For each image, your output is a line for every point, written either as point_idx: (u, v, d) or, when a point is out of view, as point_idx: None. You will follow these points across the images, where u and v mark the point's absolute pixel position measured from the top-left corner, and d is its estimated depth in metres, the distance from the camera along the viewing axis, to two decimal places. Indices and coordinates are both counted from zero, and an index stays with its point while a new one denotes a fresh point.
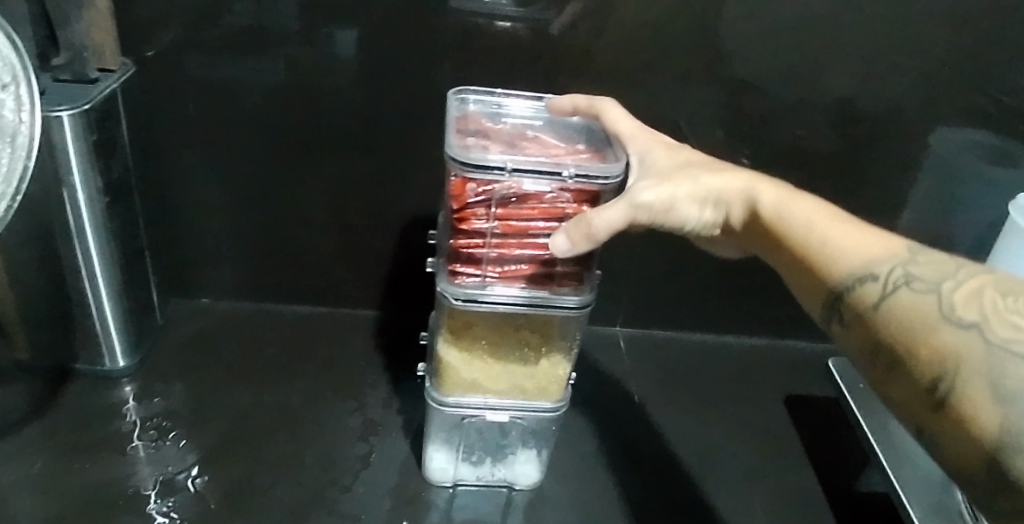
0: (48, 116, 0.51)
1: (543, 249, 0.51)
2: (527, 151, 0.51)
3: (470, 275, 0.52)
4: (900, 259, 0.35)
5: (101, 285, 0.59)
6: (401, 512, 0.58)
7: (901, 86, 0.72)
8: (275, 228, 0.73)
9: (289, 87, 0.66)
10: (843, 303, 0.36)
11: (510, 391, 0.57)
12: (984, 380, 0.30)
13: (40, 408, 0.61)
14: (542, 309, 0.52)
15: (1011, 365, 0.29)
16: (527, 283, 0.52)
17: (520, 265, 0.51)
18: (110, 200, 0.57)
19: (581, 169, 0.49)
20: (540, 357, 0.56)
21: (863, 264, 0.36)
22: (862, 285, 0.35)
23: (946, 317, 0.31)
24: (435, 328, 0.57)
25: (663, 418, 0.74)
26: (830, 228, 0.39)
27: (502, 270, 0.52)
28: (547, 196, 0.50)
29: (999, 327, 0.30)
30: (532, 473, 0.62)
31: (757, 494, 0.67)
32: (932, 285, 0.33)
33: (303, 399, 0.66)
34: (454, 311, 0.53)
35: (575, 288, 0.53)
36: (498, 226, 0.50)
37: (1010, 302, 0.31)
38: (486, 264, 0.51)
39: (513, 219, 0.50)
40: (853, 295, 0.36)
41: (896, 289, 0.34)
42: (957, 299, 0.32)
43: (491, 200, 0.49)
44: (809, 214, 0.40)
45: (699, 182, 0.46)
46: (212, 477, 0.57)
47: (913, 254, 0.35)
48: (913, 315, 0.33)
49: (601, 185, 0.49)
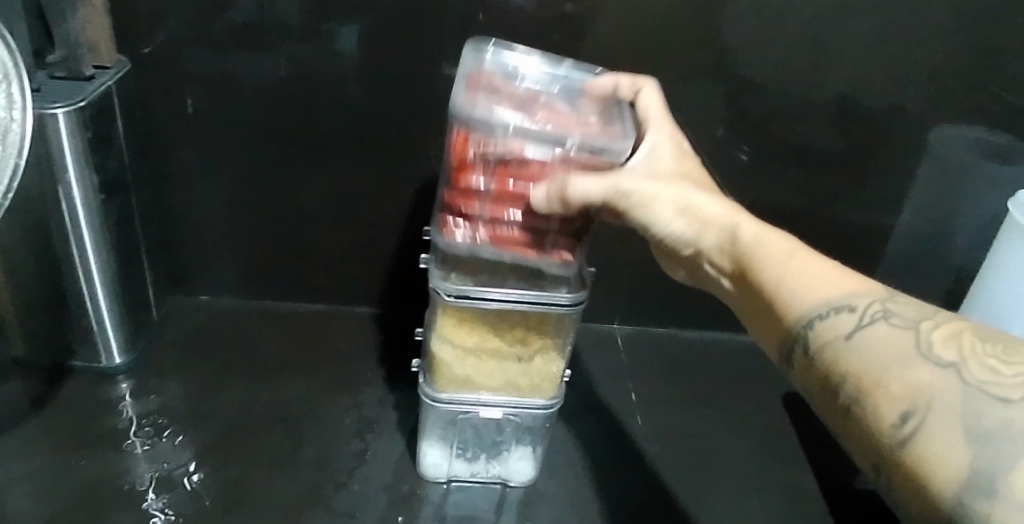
0: (43, 114, 0.51)
1: (537, 217, 0.50)
2: (535, 114, 0.49)
3: (461, 231, 0.51)
4: (878, 297, 0.36)
5: (97, 283, 0.59)
6: (397, 508, 0.58)
7: (899, 83, 0.72)
8: (273, 225, 0.73)
9: (286, 85, 0.66)
10: (812, 340, 0.36)
11: (504, 388, 0.57)
12: (956, 421, 0.30)
13: (37, 405, 0.61)
14: (534, 306, 0.53)
15: (983, 405, 0.30)
16: (511, 251, 0.51)
17: (512, 230, 0.50)
18: (106, 197, 0.57)
19: (585, 143, 0.48)
20: (534, 353, 0.55)
21: (839, 295, 0.37)
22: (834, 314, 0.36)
23: (924, 354, 0.32)
24: (429, 324, 0.57)
25: (659, 415, 0.74)
26: (805, 266, 0.39)
27: (494, 232, 0.50)
28: (548, 166, 0.48)
29: (975, 369, 0.32)
30: (526, 470, 0.62)
31: (753, 492, 0.66)
32: (910, 324, 0.34)
33: (300, 396, 0.67)
34: (447, 307, 0.53)
35: (562, 261, 0.52)
36: (496, 187, 0.49)
37: (991, 349, 0.33)
38: (479, 223, 0.50)
39: (511, 184, 0.48)
40: (823, 326, 0.36)
41: (873, 321, 0.35)
42: (935, 338, 0.33)
43: (491, 161, 0.47)
44: (789, 249, 0.40)
45: (684, 194, 0.45)
46: (208, 474, 0.58)
47: (892, 296, 0.36)
48: (890, 350, 0.33)
49: (606, 161, 0.49)
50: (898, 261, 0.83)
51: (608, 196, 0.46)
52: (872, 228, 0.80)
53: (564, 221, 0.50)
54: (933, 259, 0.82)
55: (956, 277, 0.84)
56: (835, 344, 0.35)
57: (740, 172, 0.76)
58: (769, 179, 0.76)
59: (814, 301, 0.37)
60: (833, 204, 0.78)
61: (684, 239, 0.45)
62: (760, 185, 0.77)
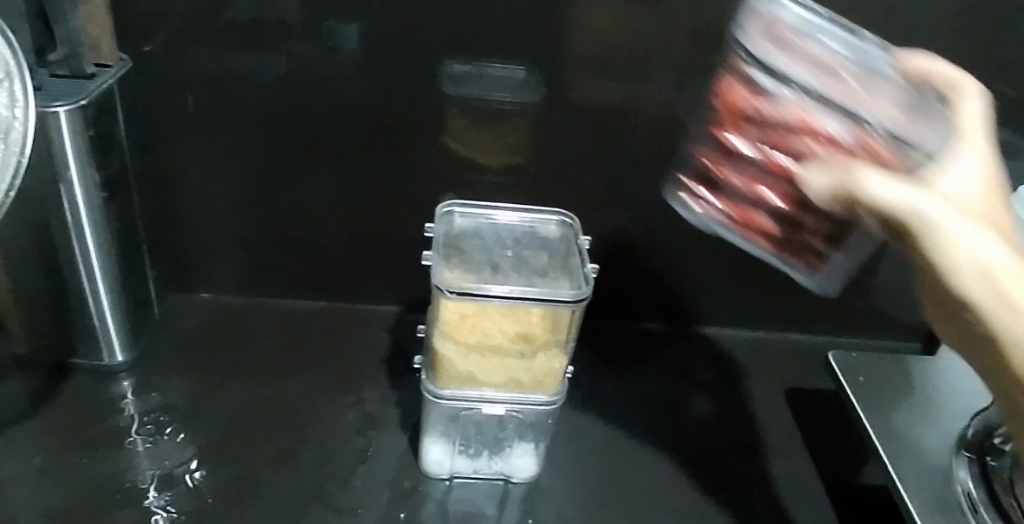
0: (45, 112, 0.51)
1: (772, 200, 0.39)
2: (829, 50, 0.36)
3: (706, 196, 0.42)
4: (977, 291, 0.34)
5: (98, 280, 0.59)
6: (399, 504, 0.58)
7: None
8: (275, 222, 0.73)
9: (288, 82, 0.66)
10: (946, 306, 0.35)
11: (506, 385, 0.57)
12: None
13: (38, 403, 0.61)
14: (536, 303, 0.53)
15: None
16: (753, 240, 0.41)
17: (733, 203, 0.40)
18: (107, 195, 0.57)
19: (893, 127, 0.35)
20: (536, 351, 0.55)
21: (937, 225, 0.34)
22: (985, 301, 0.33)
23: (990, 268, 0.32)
24: (430, 321, 0.57)
25: (660, 411, 0.74)
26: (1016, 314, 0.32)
27: (726, 203, 0.41)
28: (829, 134, 0.35)
29: None
30: (529, 468, 0.62)
31: (755, 488, 0.66)
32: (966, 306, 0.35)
33: (301, 393, 0.67)
34: (450, 305, 0.53)
35: (811, 264, 0.42)
36: (763, 148, 0.37)
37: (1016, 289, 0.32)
38: (722, 189, 0.41)
39: (781, 152, 0.37)
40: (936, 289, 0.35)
41: None
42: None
43: (762, 118, 0.37)
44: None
45: (977, 245, 0.31)
46: (210, 471, 0.58)
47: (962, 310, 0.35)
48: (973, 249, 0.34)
49: (907, 154, 0.35)
50: None
51: (906, 217, 0.31)
52: None
53: (835, 230, 0.39)
54: None
55: None
56: None
57: None
58: None
59: None
60: None
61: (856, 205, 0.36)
62: None
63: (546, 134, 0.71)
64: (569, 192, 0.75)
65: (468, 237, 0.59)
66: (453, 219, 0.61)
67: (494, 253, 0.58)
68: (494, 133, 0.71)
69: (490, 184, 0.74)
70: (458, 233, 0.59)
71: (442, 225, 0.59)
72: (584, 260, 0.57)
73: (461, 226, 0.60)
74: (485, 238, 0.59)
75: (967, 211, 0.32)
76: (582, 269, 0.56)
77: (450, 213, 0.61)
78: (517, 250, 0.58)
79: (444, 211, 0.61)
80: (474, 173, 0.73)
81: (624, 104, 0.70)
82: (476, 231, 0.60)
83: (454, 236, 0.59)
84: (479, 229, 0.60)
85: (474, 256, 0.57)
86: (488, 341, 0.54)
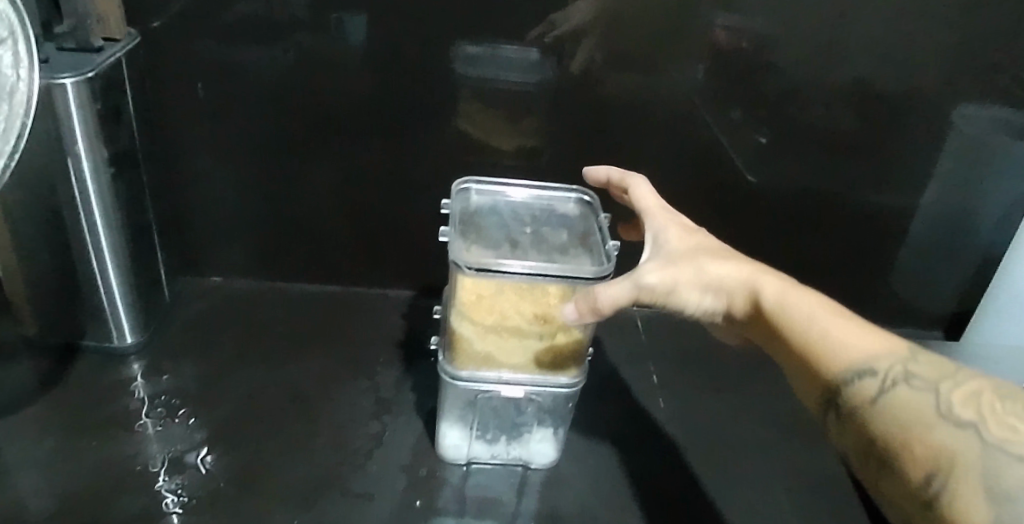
0: (51, 83, 0.50)
1: None
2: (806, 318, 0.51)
3: None
4: (898, 357, 0.41)
5: (107, 261, 0.58)
6: (415, 490, 0.56)
7: (924, 63, 0.70)
8: (286, 205, 0.72)
9: (296, 62, 0.65)
10: (842, 395, 0.41)
11: (525, 366, 0.55)
12: (952, 448, 0.36)
13: (47, 386, 0.60)
14: (555, 280, 0.51)
15: (996, 457, 0.35)
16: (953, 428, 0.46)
17: None
18: (115, 171, 0.56)
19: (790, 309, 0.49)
20: (556, 331, 0.53)
21: (863, 358, 0.42)
22: (859, 379, 0.41)
23: (944, 416, 0.37)
24: (447, 301, 0.55)
25: (679, 398, 0.72)
26: (828, 320, 0.44)
27: None
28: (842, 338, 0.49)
29: (997, 429, 0.36)
30: (548, 453, 0.60)
31: (782, 477, 0.64)
32: (928, 385, 0.39)
33: (313, 377, 0.65)
34: (466, 283, 0.52)
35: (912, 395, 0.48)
36: None
37: (1004, 408, 0.37)
38: None
39: None
40: (853, 389, 0.41)
41: (894, 385, 0.40)
42: (953, 399, 0.38)
43: None
44: (810, 307, 0.45)
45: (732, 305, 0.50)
46: (221, 456, 0.56)
47: (909, 355, 0.41)
48: (913, 412, 0.38)
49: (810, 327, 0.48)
50: (920, 244, 0.81)
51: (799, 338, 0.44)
52: (894, 209, 0.78)
53: None
54: (955, 243, 0.80)
55: (980, 262, 0.82)
56: (863, 407, 0.40)
57: (762, 150, 0.74)
58: (790, 160, 0.75)
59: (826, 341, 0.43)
60: (858, 183, 0.76)
61: (715, 309, 0.51)
62: (782, 164, 0.75)
63: (563, 116, 0.70)
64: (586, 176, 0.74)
65: (485, 214, 0.57)
66: (469, 196, 0.59)
67: (512, 230, 0.56)
68: (509, 113, 0.69)
69: (505, 169, 0.72)
70: (475, 210, 0.58)
71: (459, 202, 0.58)
72: (604, 237, 0.56)
73: (478, 203, 0.58)
74: (502, 215, 0.57)
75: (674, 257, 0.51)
76: (603, 246, 0.55)
77: (466, 190, 0.59)
78: (535, 227, 0.57)
79: (460, 188, 0.59)
80: (489, 158, 0.71)
81: (639, 86, 0.69)
82: (493, 208, 0.58)
83: (470, 213, 0.57)
84: (496, 206, 0.58)
85: (491, 233, 0.55)
86: (505, 322, 0.53)
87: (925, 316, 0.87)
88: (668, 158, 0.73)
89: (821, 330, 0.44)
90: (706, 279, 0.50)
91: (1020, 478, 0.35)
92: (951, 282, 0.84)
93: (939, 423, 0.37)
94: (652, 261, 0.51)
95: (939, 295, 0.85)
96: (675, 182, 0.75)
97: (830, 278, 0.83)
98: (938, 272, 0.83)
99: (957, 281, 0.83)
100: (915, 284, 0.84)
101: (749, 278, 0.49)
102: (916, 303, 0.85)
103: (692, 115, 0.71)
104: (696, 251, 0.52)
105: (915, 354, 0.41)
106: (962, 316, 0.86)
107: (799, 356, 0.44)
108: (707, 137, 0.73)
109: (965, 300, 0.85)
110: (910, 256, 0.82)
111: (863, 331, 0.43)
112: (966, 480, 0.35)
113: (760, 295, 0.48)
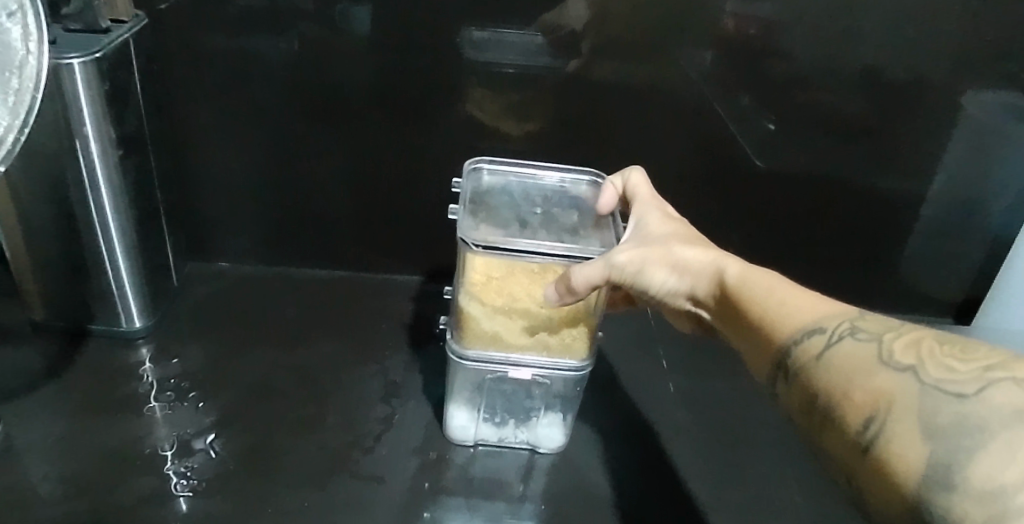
0: (58, 63, 0.50)
1: None
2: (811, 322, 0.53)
3: None
4: (847, 315, 0.39)
5: (114, 243, 0.58)
6: (425, 473, 0.56)
7: (936, 45, 0.69)
8: (293, 189, 0.72)
9: (302, 46, 0.64)
10: (790, 357, 0.39)
11: (533, 347, 0.54)
12: (914, 416, 0.33)
13: (56, 369, 0.60)
14: (564, 262, 0.51)
15: (940, 400, 0.32)
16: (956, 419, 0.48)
17: None
18: (124, 152, 0.56)
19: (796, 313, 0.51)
20: (564, 311, 0.53)
21: (812, 319, 0.39)
22: (808, 337, 0.39)
23: (885, 362, 0.35)
24: (456, 282, 0.55)
25: (688, 381, 0.72)
26: (787, 293, 0.42)
27: None
28: None
29: (934, 369, 0.33)
30: (557, 438, 0.59)
31: (792, 462, 0.64)
32: (874, 337, 0.37)
33: (321, 361, 0.65)
34: (476, 262, 0.51)
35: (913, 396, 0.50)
36: None
37: (949, 349, 0.34)
38: None
39: None
40: (800, 349, 0.39)
41: (841, 338, 0.37)
42: (895, 345, 0.35)
43: None
44: (768, 281, 0.43)
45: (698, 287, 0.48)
46: (229, 439, 0.56)
47: (860, 313, 0.39)
48: (856, 363, 0.36)
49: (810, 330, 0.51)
50: (930, 230, 0.80)
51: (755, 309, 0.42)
52: (905, 194, 0.77)
53: None
54: (965, 229, 0.80)
55: (991, 247, 0.81)
56: (809, 365, 0.38)
57: (773, 135, 0.73)
58: (800, 144, 0.74)
59: (780, 309, 0.41)
60: (869, 168, 0.75)
61: (681, 290, 0.49)
62: (792, 149, 0.74)
63: (572, 100, 0.69)
64: (595, 160, 0.73)
65: (497, 194, 0.57)
66: (482, 175, 0.58)
67: (522, 210, 0.56)
68: (517, 98, 0.69)
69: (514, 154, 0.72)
70: (487, 189, 0.57)
71: (470, 182, 0.57)
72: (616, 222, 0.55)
73: (490, 183, 0.58)
74: (514, 195, 0.57)
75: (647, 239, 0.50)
76: (615, 231, 0.54)
77: (478, 170, 0.59)
78: (546, 208, 0.56)
79: (472, 168, 0.59)
80: (496, 144, 0.71)
81: (647, 69, 0.68)
82: (505, 188, 0.58)
83: (482, 192, 0.56)
84: (508, 187, 0.58)
85: (502, 212, 0.55)
86: (515, 304, 0.52)
87: (935, 302, 0.86)
88: (677, 142, 0.73)
89: (777, 300, 0.42)
90: (670, 254, 0.49)
91: (956, 412, 0.32)
92: (963, 268, 0.83)
93: (882, 371, 0.35)
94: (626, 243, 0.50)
95: (949, 280, 0.84)
96: (683, 166, 0.74)
97: (840, 263, 0.83)
98: (948, 257, 0.82)
99: (968, 267, 0.83)
100: (925, 269, 0.83)
101: (716, 259, 0.47)
102: (926, 288, 0.85)
103: (701, 98, 0.70)
104: (673, 235, 0.51)
105: (867, 315, 0.39)
106: (972, 302, 0.86)
107: (751, 326, 0.42)
108: (717, 121, 0.72)
109: (977, 286, 0.84)
110: (920, 242, 0.81)
111: (820, 299, 0.41)
112: (905, 420, 0.33)
113: (724, 274, 0.46)
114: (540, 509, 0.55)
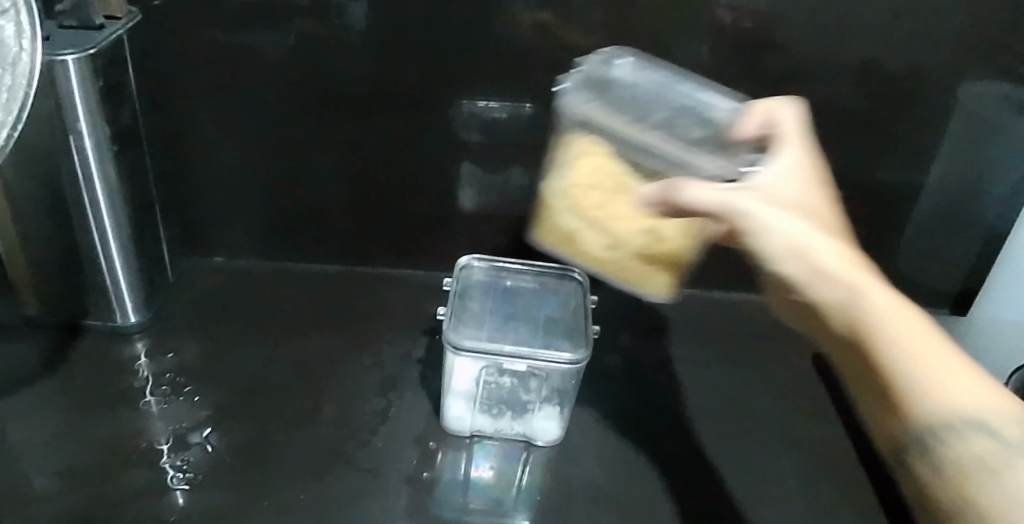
0: (52, 59, 0.50)
1: None
2: None
3: None
4: (986, 397, 0.36)
5: (110, 239, 0.59)
6: (422, 463, 0.57)
7: (931, 37, 0.69)
8: (290, 183, 0.72)
9: (296, 41, 0.65)
10: (914, 430, 0.36)
11: (615, 268, 0.50)
12: None
13: (53, 364, 0.61)
14: (662, 165, 0.46)
15: None
16: None
17: None
18: (119, 148, 0.56)
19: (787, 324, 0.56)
20: (681, 232, 0.48)
21: (950, 388, 0.35)
22: (956, 432, 0.35)
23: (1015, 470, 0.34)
24: (548, 167, 0.51)
25: (684, 373, 0.72)
26: (923, 336, 0.36)
27: None
28: None
29: None
30: (553, 432, 0.60)
31: (786, 453, 0.64)
32: (1000, 431, 0.35)
33: (317, 355, 0.65)
34: (584, 140, 0.47)
35: None
36: None
37: None
38: None
39: None
40: (920, 438, 0.36)
41: (977, 433, 0.35)
42: None
43: None
44: (904, 321, 0.37)
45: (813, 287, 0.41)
46: (226, 433, 0.56)
47: (992, 387, 0.36)
48: (980, 463, 0.35)
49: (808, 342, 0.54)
50: (925, 221, 0.80)
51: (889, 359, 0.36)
52: (900, 186, 0.78)
53: None
54: (961, 220, 0.80)
55: (986, 239, 0.81)
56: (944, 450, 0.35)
57: None
58: None
59: (917, 361, 0.36)
60: (864, 160, 0.76)
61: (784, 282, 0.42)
62: None
63: None
64: None
65: (639, 87, 0.51)
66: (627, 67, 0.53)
67: (651, 103, 0.49)
68: (512, 92, 0.69)
69: (509, 148, 0.72)
70: (616, 78, 0.51)
71: (597, 66, 0.53)
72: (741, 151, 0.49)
73: (635, 71, 0.52)
74: (642, 89, 0.50)
75: (782, 214, 0.42)
76: (740, 157, 0.49)
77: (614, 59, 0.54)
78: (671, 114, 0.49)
79: (619, 61, 0.53)
80: (491, 139, 0.71)
81: (641, 62, 0.68)
82: (636, 80, 0.51)
83: (606, 77, 0.51)
84: (654, 82, 0.51)
85: (621, 93, 0.50)
86: (606, 210, 0.47)
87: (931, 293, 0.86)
88: None
89: (907, 347, 0.36)
90: (804, 254, 0.40)
91: None
92: (959, 259, 0.83)
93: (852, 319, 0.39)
94: (751, 217, 0.42)
95: (945, 271, 0.84)
96: None
97: None
98: (943, 248, 0.82)
99: (963, 258, 0.83)
100: (920, 261, 0.83)
101: (855, 281, 0.39)
102: (922, 279, 0.85)
103: None
104: (797, 210, 0.43)
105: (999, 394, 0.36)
106: (968, 293, 0.86)
107: (871, 368, 0.37)
108: None
109: (972, 277, 0.84)
110: (916, 233, 0.81)
111: (958, 353, 0.36)
112: None
113: (860, 303, 0.38)
114: (535, 500, 0.56)
